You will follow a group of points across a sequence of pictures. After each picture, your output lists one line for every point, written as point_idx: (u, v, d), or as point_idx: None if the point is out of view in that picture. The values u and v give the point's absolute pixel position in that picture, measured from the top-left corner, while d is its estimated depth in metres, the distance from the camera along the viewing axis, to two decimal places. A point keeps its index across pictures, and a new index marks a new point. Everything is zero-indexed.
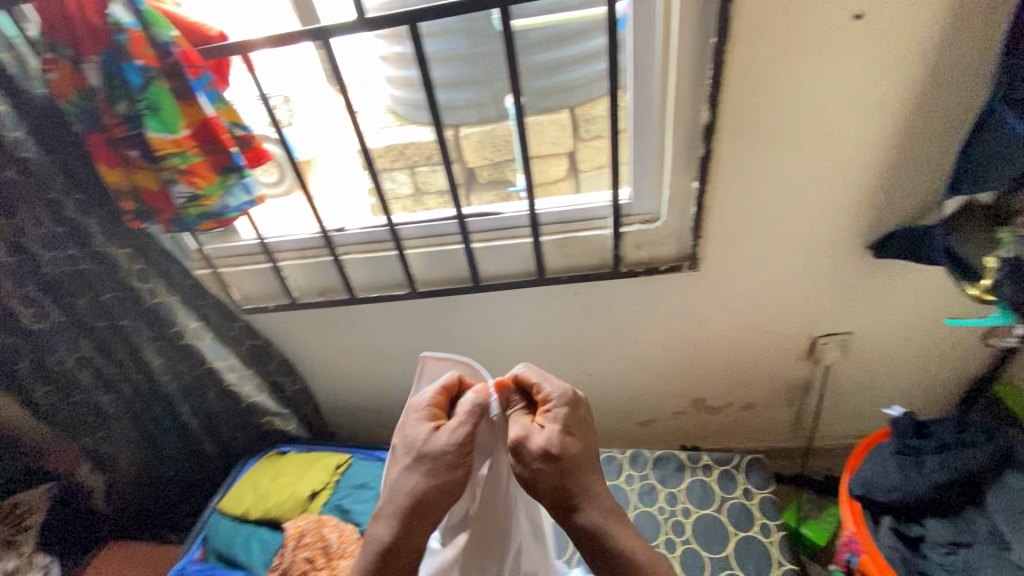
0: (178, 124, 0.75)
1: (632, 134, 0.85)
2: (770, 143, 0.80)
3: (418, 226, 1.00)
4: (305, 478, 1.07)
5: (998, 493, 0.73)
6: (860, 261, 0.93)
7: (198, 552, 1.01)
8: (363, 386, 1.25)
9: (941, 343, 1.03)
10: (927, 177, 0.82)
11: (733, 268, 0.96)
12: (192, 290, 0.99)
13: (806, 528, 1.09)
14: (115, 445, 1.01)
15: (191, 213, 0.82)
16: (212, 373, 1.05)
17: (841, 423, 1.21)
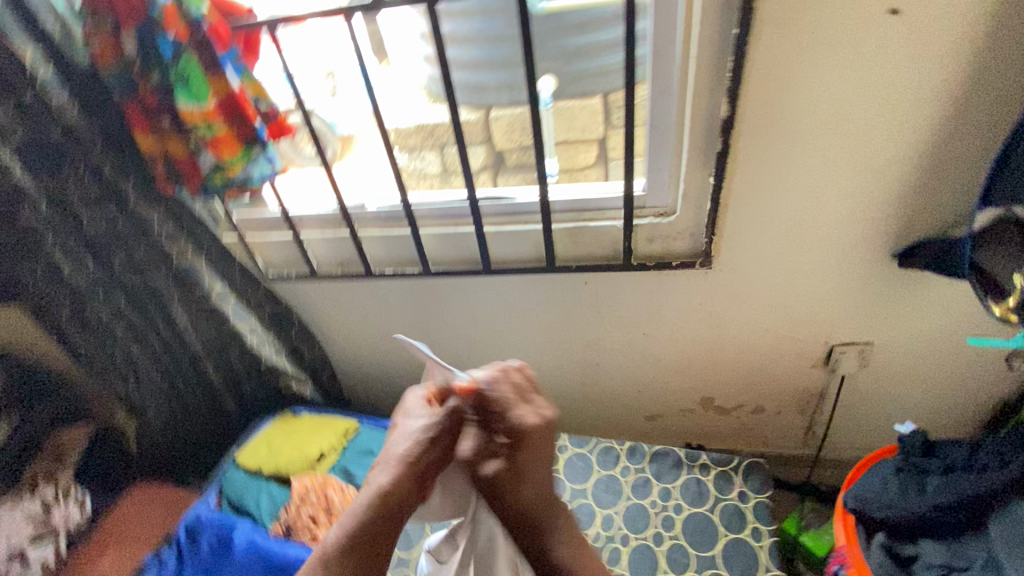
0: (206, 96, 0.78)
1: (649, 125, 0.83)
2: (791, 141, 0.77)
3: (433, 207, 1.01)
4: (314, 440, 1.12)
5: (999, 518, 0.69)
6: (884, 269, 0.89)
7: (214, 497, 1.08)
8: (377, 357, 1.29)
9: (968, 361, 0.98)
10: (961, 185, 0.77)
11: (748, 268, 0.94)
12: (218, 254, 1.07)
13: (806, 537, 1.07)
14: (145, 396, 1.06)
15: (216, 180, 0.87)
16: (235, 334, 1.12)
17: (855, 435, 1.17)
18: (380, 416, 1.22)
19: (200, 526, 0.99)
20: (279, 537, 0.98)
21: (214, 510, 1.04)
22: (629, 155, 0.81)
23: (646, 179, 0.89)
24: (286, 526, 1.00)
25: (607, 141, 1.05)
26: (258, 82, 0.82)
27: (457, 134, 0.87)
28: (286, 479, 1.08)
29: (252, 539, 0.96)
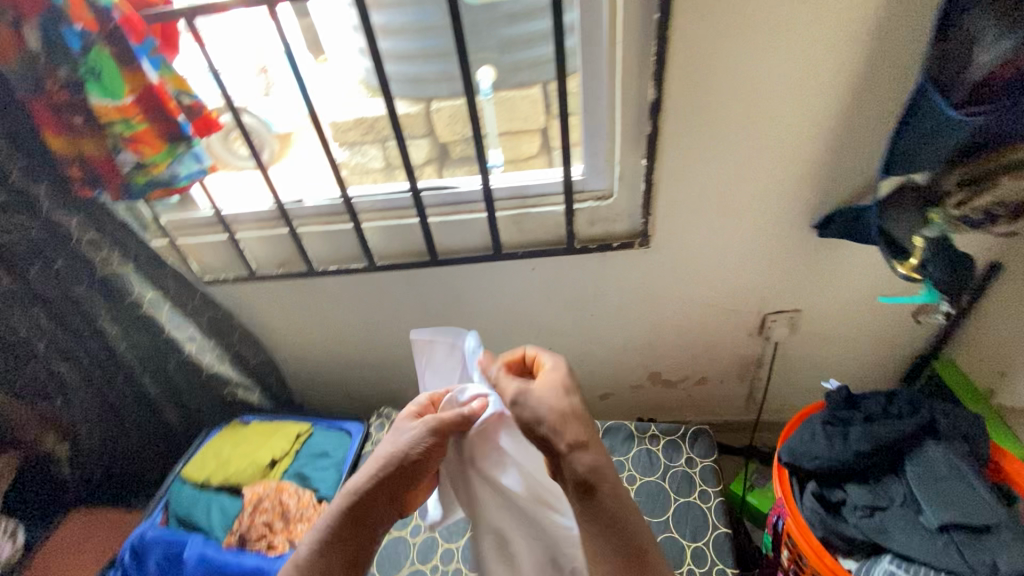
0: (121, 91, 0.75)
1: (583, 110, 0.86)
2: (715, 121, 0.82)
3: (374, 200, 1.00)
4: (265, 446, 1.09)
5: (916, 460, 0.76)
6: (806, 239, 0.96)
7: (160, 517, 1.04)
8: (328, 357, 1.27)
9: (884, 320, 1.07)
10: (867, 157, 0.84)
11: (685, 245, 0.98)
12: (149, 260, 1.00)
13: (751, 496, 1.14)
14: (76, 415, 1.01)
15: (138, 180, 0.82)
16: (170, 343, 1.06)
17: (791, 397, 1.26)
18: (334, 417, 1.19)
19: (145, 546, 0.97)
20: (234, 549, 0.96)
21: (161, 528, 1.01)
22: (566, 140, 0.83)
23: (584, 164, 0.92)
24: (240, 537, 0.97)
25: None
26: (178, 75, 0.78)
27: (393, 124, 0.86)
28: (237, 489, 1.05)
29: (202, 552, 0.94)
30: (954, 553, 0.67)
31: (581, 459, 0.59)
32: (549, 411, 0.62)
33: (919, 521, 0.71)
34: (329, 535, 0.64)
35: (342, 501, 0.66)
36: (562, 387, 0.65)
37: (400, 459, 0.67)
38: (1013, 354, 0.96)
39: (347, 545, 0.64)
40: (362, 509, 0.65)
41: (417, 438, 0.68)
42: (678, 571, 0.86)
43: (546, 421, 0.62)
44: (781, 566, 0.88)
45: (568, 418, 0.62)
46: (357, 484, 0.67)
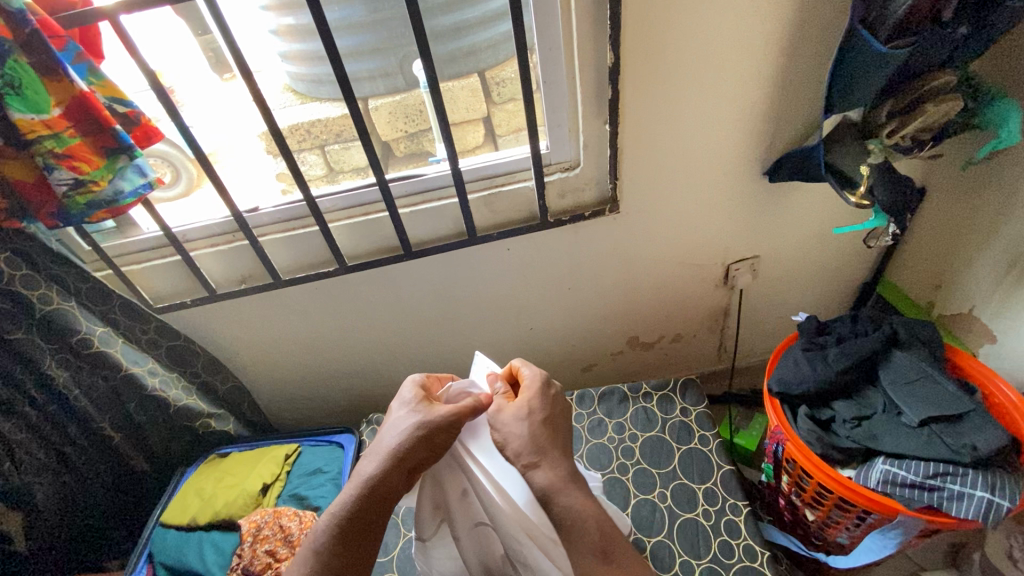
0: (48, 104, 0.67)
1: (544, 83, 0.86)
2: (670, 79, 0.85)
3: (337, 198, 0.96)
4: (253, 474, 1.02)
5: (887, 369, 0.84)
6: (759, 186, 1.02)
7: (146, 568, 0.96)
8: (302, 373, 1.21)
9: (831, 254, 1.16)
10: (806, 101, 0.90)
11: (652, 206, 1.02)
12: (92, 293, 0.92)
13: (738, 437, 1.20)
14: (28, 477, 0.92)
15: (77, 202, 0.75)
16: (129, 381, 0.97)
17: (756, 341, 1.34)
18: (319, 431, 1.14)
19: None
20: None
21: None
22: (531, 112, 0.84)
23: (548, 137, 0.93)
24: (242, 572, 0.90)
25: (491, 119, 1.09)
26: (109, 82, 0.72)
27: (352, 115, 0.84)
28: (230, 523, 0.98)
29: None
30: (937, 443, 0.74)
31: (539, 475, 0.63)
32: (514, 434, 0.66)
33: (901, 421, 0.79)
34: (347, 518, 0.62)
35: (358, 485, 0.63)
36: (528, 411, 0.68)
37: (421, 446, 0.66)
38: (944, 266, 1.08)
39: (367, 528, 0.62)
40: (382, 493, 0.63)
41: (439, 424, 0.67)
42: (694, 514, 0.89)
43: (513, 444, 0.66)
44: (782, 491, 0.94)
45: (530, 441, 0.65)
46: (375, 468, 0.64)
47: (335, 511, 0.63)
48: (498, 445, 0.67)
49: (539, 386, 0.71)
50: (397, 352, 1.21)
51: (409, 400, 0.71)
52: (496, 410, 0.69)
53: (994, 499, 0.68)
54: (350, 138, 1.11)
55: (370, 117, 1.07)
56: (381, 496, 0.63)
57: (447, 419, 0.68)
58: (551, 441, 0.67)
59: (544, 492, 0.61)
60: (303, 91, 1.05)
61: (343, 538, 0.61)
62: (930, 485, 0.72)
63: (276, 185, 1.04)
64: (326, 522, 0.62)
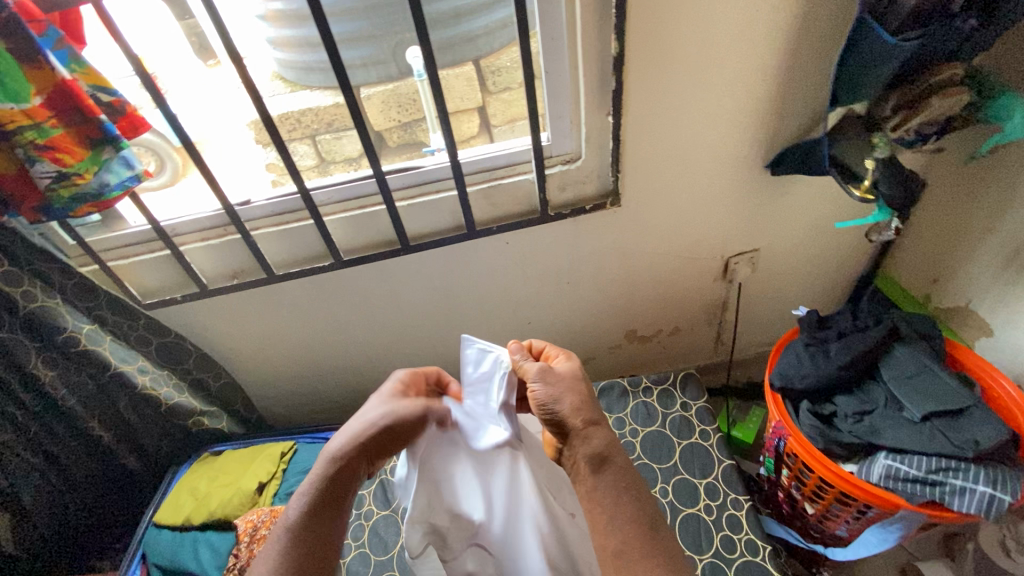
0: (28, 92, 0.64)
1: (545, 73, 0.84)
2: (675, 70, 0.83)
3: (331, 190, 0.93)
4: (248, 473, 1.01)
5: (889, 364, 0.85)
6: (761, 178, 1.01)
7: (140, 569, 0.94)
8: (296, 368, 1.19)
9: (830, 247, 1.16)
10: (811, 92, 0.89)
11: (653, 199, 1.00)
12: (78, 289, 0.89)
13: (736, 430, 1.21)
14: (13, 476, 0.90)
15: (61, 195, 0.71)
16: (117, 379, 0.95)
17: (754, 333, 1.34)
18: (315, 428, 1.13)
19: None
20: None
21: None
22: (533, 104, 0.82)
23: (549, 129, 0.91)
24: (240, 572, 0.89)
25: (486, 109, 1.07)
26: (92, 69, 0.68)
27: (348, 104, 0.81)
28: (226, 522, 0.96)
29: None
30: (940, 438, 0.74)
31: (596, 434, 0.62)
32: (569, 392, 0.65)
33: (903, 416, 0.79)
34: (313, 496, 0.61)
35: (324, 463, 0.63)
36: (579, 374, 0.68)
37: (382, 433, 0.65)
38: (942, 260, 1.08)
39: (332, 507, 0.61)
40: (347, 474, 0.63)
41: (402, 415, 0.66)
42: (696, 509, 0.89)
43: (566, 403, 0.64)
44: (782, 484, 0.94)
45: (585, 401, 0.64)
46: (340, 448, 0.64)
47: (303, 488, 0.62)
48: (544, 404, 0.64)
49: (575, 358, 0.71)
50: (393, 347, 1.19)
51: (384, 391, 0.70)
52: (546, 369, 0.66)
53: (996, 494, 0.68)
54: (342, 128, 1.08)
55: (363, 107, 1.03)
56: (345, 475, 0.63)
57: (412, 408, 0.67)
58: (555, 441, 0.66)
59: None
60: (293, 78, 1.01)
61: (310, 514, 0.60)
62: (932, 480, 0.72)
63: (266, 175, 1.01)
64: (296, 499, 0.61)
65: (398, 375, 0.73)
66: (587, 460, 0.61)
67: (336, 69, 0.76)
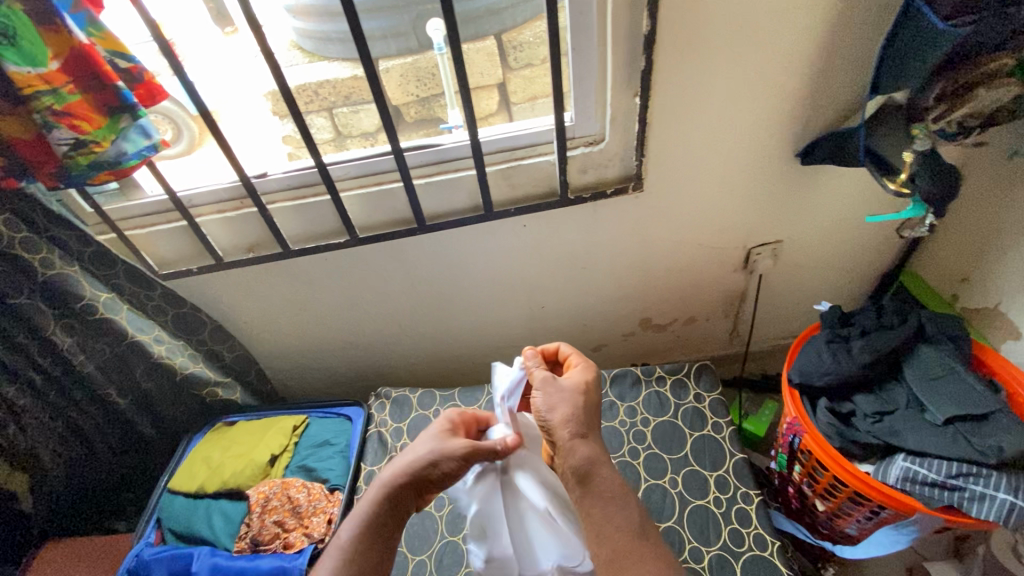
0: (47, 57, 0.63)
1: (571, 50, 0.81)
2: (709, 50, 0.79)
3: (349, 165, 0.92)
4: (261, 444, 1.02)
5: (912, 364, 0.83)
6: (789, 168, 0.98)
7: (154, 535, 0.95)
8: (309, 343, 1.19)
9: (856, 240, 1.13)
10: (849, 78, 0.85)
11: (677, 186, 0.98)
12: (95, 258, 0.90)
13: (748, 423, 1.20)
14: (33, 440, 0.93)
15: (78, 163, 0.71)
16: (135, 349, 0.96)
17: (770, 326, 1.32)
18: (326, 403, 1.13)
19: (146, 568, 0.90)
20: (247, 555, 0.89)
21: (158, 546, 0.93)
22: (558, 82, 0.79)
23: (573, 109, 0.88)
24: (251, 541, 0.91)
25: (507, 85, 1.02)
26: (110, 34, 0.66)
27: (367, 76, 0.78)
28: (238, 492, 0.97)
29: (213, 563, 0.88)
30: (962, 443, 0.73)
31: (581, 447, 0.61)
32: (564, 402, 0.65)
33: (925, 419, 0.77)
34: (367, 523, 0.61)
35: (378, 493, 0.63)
36: (584, 387, 0.67)
37: (431, 470, 0.64)
38: (973, 259, 1.05)
39: (385, 536, 0.61)
40: (400, 507, 0.63)
41: (451, 452, 0.65)
42: (705, 501, 0.89)
43: (560, 411, 0.64)
44: (794, 480, 0.94)
45: (579, 413, 0.64)
46: (394, 480, 0.64)
47: (356, 517, 0.62)
48: (539, 412, 0.65)
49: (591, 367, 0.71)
50: (406, 326, 1.18)
51: (432, 431, 0.69)
52: (548, 378, 0.68)
53: (1018, 503, 0.67)
54: (360, 101, 1.04)
55: (381, 80, 1.00)
56: (397, 507, 0.63)
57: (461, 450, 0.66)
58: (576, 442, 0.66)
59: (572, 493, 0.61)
60: (312, 49, 1.00)
61: (364, 542, 0.60)
62: (951, 485, 0.71)
63: (282, 148, 1.00)
64: (349, 529, 0.61)
65: (447, 416, 0.72)
66: (572, 473, 0.61)
67: (356, 40, 0.74)
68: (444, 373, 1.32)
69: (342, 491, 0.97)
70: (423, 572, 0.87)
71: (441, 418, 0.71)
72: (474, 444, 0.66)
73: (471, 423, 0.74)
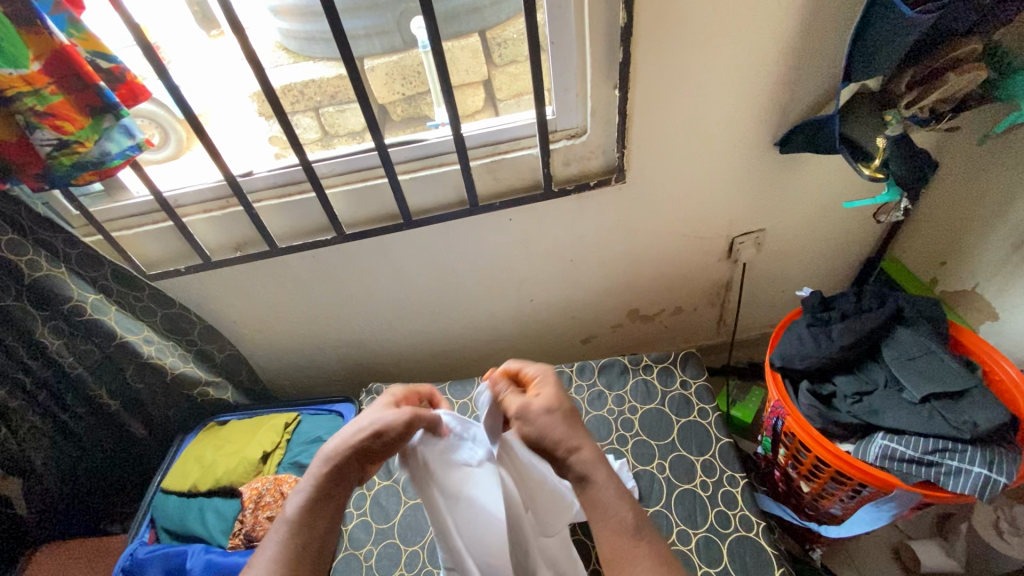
0: (26, 58, 0.64)
1: (551, 44, 0.81)
2: (684, 43, 0.81)
3: (334, 163, 0.93)
4: (252, 443, 1.02)
5: (890, 346, 0.84)
6: (770, 157, 0.99)
7: (148, 534, 0.96)
8: (300, 340, 1.20)
9: (838, 226, 1.15)
10: (824, 68, 0.87)
11: (661, 177, 0.99)
12: (83, 260, 0.90)
13: (736, 410, 1.23)
14: (25, 442, 0.95)
15: (62, 162, 0.72)
16: (125, 350, 0.96)
17: (756, 314, 1.34)
18: (318, 401, 1.14)
19: (140, 566, 0.89)
20: (241, 550, 0.90)
21: (152, 545, 0.94)
22: (538, 77, 0.79)
23: (555, 103, 0.89)
24: (246, 537, 0.92)
25: (492, 82, 1.02)
26: (90, 35, 0.67)
27: (349, 75, 0.78)
28: (231, 489, 0.98)
29: (208, 559, 0.88)
30: (938, 420, 0.75)
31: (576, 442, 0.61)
32: (551, 428, 0.61)
33: (902, 398, 0.79)
34: (314, 497, 0.60)
35: (321, 465, 0.62)
36: (557, 404, 0.63)
37: (373, 441, 0.63)
38: (950, 245, 1.07)
39: (330, 509, 0.61)
40: (341, 476, 0.62)
41: (394, 419, 0.65)
42: (692, 485, 0.90)
43: (551, 436, 0.60)
44: (779, 463, 0.96)
45: (568, 431, 0.61)
46: (336, 451, 0.63)
47: (303, 489, 0.61)
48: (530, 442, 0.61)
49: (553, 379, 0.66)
50: (397, 321, 1.19)
51: (377, 404, 0.69)
52: (523, 407, 0.63)
53: (991, 476, 0.69)
54: (345, 101, 1.04)
55: (367, 79, 1.00)
56: (340, 478, 0.62)
57: (403, 417, 0.65)
58: None
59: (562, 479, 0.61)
60: (296, 49, 1.01)
61: (310, 515, 0.59)
62: (928, 460, 0.73)
63: (269, 148, 0.99)
64: (294, 501, 0.61)
65: (392, 391, 0.73)
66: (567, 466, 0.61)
67: (337, 38, 0.74)
68: (437, 367, 1.33)
69: None
70: (417, 562, 0.88)
71: (376, 403, 0.69)
72: (416, 410, 0.66)
73: (409, 397, 0.75)
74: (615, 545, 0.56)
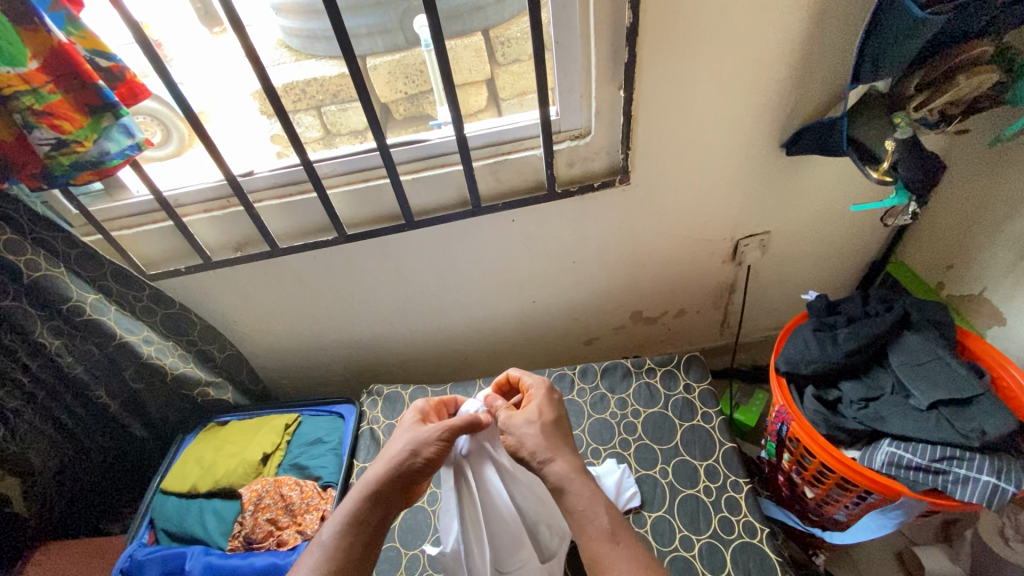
0: (24, 56, 0.63)
1: (555, 44, 0.80)
2: (690, 43, 0.79)
3: (335, 163, 0.92)
4: (252, 444, 1.02)
5: (897, 351, 0.83)
6: (777, 159, 0.98)
7: (147, 535, 0.95)
8: (301, 340, 1.19)
9: (844, 229, 1.13)
10: (832, 68, 0.86)
11: (665, 178, 0.98)
12: (81, 259, 0.89)
13: (739, 413, 1.22)
14: (23, 443, 0.94)
15: (61, 162, 0.71)
16: (124, 350, 0.95)
17: (760, 317, 1.33)
18: (319, 401, 1.14)
19: (139, 567, 0.89)
20: (240, 553, 0.89)
21: (151, 546, 0.93)
22: (542, 77, 0.78)
23: (559, 103, 0.88)
24: (245, 539, 0.91)
25: (495, 82, 1.01)
26: (90, 33, 0.66)
27: (351, 74, 0.77)
28: (231, 491, 0.97)
29: (208, 562, 0.87)
30: (946, 427, 0.74)
31: None
32: (531, 434, 0.65)
33: (910, 404, 0.78)
34: (354, 521, 0.61)
35: (361, 489, 0.63)
36: (540, 412, 0.67)
37: (411, 458, 0.64)
38: (958, 249, 1.06)
39: (368, 532, 0.61)
40: (382, 501, 0.62)
41: (429, 438, 0.65)
42: (695, 490, 0.90)
43: (528, 444, 0.64)
44: (783, 468, 0.95)
45: (545, 439, 0.64)
46: (377, 476, 0.63)
47: (342, 513, 0.62)
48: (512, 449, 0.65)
49: (543, 391, 0.71)
50: (399, 322, 1.19)
51: (408, 423, 0.69)
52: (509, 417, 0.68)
53: (1000, 484, 0.68)
54: (348, 99, 1.03)
55: (369, 77, 1.00)
56: (379, 502, 0.62)
57: (436, 435, 0.66)
58: (565, 435, 0.67)
59: (562, 480, 0.61)
60: (298, 47, 1.00)
61: (347, 538, 0.60)
62: (936, 468, 0.72)
63: (271, 147, 0.98)
64: (333, 525, 0.61)
65: (417, 406, 0.72)
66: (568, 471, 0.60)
67: (339, 36, 0.73)
68: (438, 368, 1.33)
69: (335, 488, 0.97)
70: (418, 565, 0.88)
71: (408, 423, 0.69)
72: (449, 423, 0.66)
73: (440, 410, 0.75)
74: (616, 553, 0.55)
